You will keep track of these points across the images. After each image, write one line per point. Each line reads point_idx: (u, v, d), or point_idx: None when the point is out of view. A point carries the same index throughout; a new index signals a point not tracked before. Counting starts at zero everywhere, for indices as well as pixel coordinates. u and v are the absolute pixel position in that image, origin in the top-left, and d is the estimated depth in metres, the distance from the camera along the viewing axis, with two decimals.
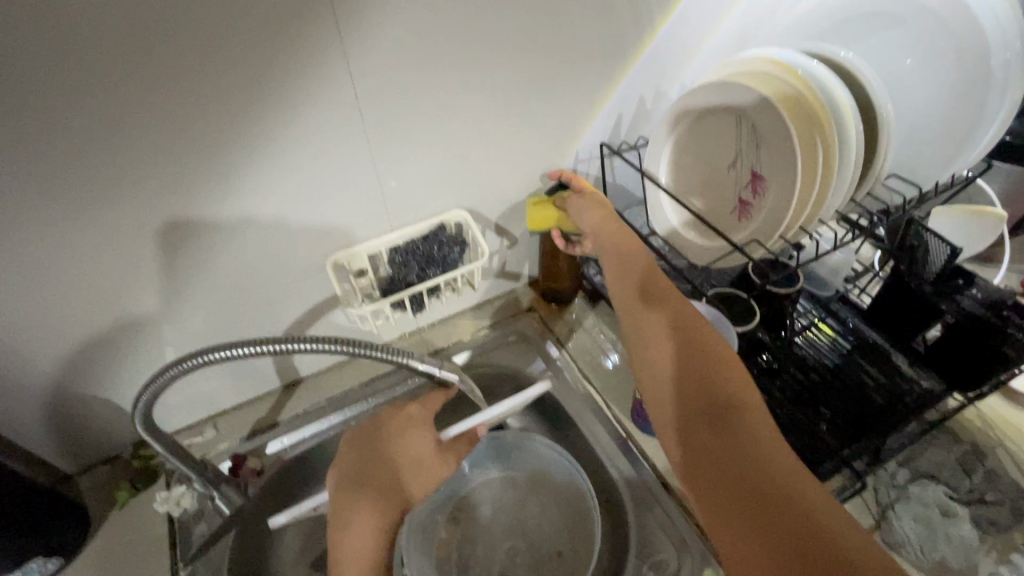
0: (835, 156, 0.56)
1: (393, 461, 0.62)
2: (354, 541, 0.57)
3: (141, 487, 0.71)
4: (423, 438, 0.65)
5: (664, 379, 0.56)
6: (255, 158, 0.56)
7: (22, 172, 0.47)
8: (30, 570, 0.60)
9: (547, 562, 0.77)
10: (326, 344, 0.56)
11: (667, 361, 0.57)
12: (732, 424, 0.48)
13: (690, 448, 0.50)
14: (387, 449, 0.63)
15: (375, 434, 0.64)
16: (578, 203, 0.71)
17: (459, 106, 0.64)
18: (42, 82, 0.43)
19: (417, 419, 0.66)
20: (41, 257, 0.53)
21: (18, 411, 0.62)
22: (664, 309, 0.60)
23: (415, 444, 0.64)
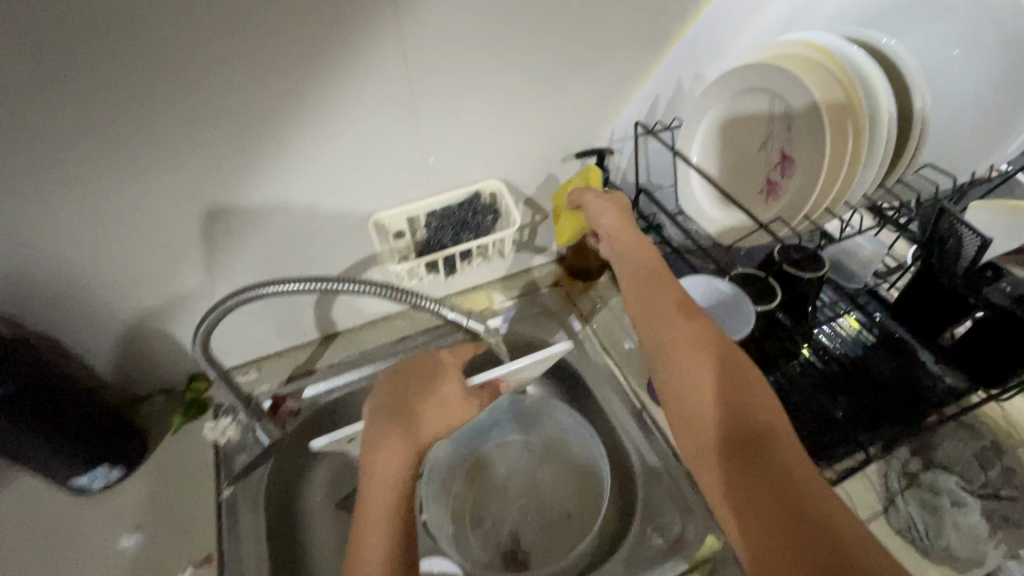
0: (864, 140, 0.56)
1: (422, 401, 0.66)
2: (382, 465, 0.59)
3: (191, 417, 0.77)
4: (451, 380, 0.69)
5: (695, 408, 0.54)
6: (312, 120, 0.62)
7: (110, 115, 0.53)
8: (98, 476, 0.69)
9: (557, 522, 0.80)
10: (371, 287, 0.61)
11: (697, 387, 0.55)
12: (772, 457, 0.48)
13: (726, 480, 0.49)
14: (416, 391, 0.67)
15: (406, 375, 0.68)
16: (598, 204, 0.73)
17: (501, 80, 0.67)
18: (134, 36, 0.49)
19: (448, 368, 0.70)
20: (122, 195, 0.59)
21: (90, 335, 0.70)
22: (695, 336, 0.59)
23: (444, 383, 0.68)
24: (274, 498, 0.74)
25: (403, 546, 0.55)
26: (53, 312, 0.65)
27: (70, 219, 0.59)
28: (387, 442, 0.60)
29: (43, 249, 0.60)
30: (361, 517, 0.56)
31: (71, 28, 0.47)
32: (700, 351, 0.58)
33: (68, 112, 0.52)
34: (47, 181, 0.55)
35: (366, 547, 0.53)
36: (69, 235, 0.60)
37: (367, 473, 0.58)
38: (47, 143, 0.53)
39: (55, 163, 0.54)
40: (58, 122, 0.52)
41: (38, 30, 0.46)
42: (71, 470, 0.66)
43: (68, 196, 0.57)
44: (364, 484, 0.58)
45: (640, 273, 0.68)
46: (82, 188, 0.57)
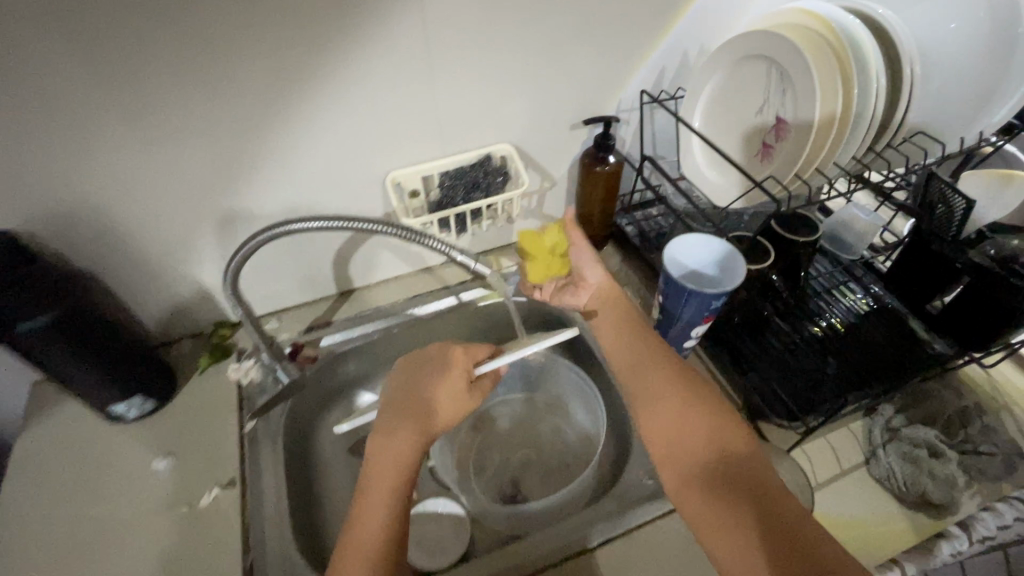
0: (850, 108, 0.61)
1: (428, 391, 0.68)
2: (390, 454, 0.63)
3: (217, 358, 0.83)
4: (458, 376, 0.69)
5: (675, 439, 0.60)
6: (337, 75, 0.67)
7: (157, 61, 0.59)
8: (133, 406, 0.74)
9: (556, 472, 0.85)
10: (380, 224, 0.63)
11: (672, 420, 0.61)
12: (742, 481, 0.54)
13: (705, 501, 0.55)
14: (425, 386, 0.68)
15: (417, 366, 0.71)
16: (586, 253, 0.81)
17: (514, 45, 0.72)
18: None
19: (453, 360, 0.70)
20: (163, 138, 0.65)
21: (128, 275, 0.76)
22: (669, 375, 0.66)
23: (452, 379, 0.68)
24: (292, 434, 0.79)
25: (402, 527, 0.59)
26: (98, 249, 0.71)
27: (117, 160, 0.65)
28: (399, 438, 0.64)
29: (91, 186, 0.66)
30: (365, 501, 0.61)
31: None
32: (681, 387, 0.64)
33: (120, 57, 0.57)
34: (97, 121, 0.61)
35: (367, 527, 0.58)
36: (115, 175, 0.66)
37: (374, 460, 0.63)
38: (101, 85, 0.58)
39: (107, 106, 0.60)
40: (109, 65, 0.57)
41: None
42: (110, 397, 0.72)
43: (115, 137, 0.63)
44: (371, 469, 0.63)
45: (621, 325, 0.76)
46: (128, 130, 0.63)
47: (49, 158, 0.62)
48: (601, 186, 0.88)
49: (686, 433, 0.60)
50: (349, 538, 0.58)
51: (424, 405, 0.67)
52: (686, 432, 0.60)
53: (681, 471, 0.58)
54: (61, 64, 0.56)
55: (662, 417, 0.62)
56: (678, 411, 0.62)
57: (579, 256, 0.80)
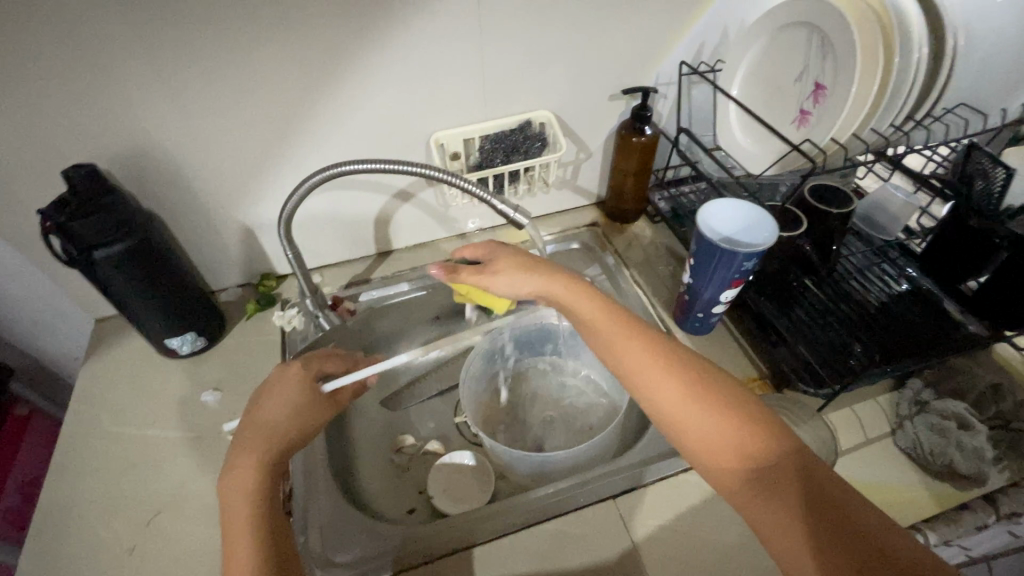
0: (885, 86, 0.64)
1: (271, 409, 0.64)
2: (237, 479, 0.57)
3: (264, 305, 0.88)
4: (283, 392, 0.66)
5: (702, 446, 0.54)
6: (392, 33, 0.70)
7: (225, 17, 0.63)
8: (186, 342, 0.80)
9: (579, 433, 0.87)
10: (419, 167, 0.66)
11: (693, 425, 0.55)
12: (785, 481, 0.50)
13: (752, 510, 0.50)
14: (257, 408, 0.65)
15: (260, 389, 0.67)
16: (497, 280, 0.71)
17: (557, 13, 0.74)
18: None
19: (281, 377, 0.68)
20: (229, 88, 0.69)
21: (186, 222, 0.81)
22: (675, 369, 0.58)
23: (276, 400, 0.65)
24: None
25: (281, 552, 0.54)
26: (161, 195, 0.77)
27: (183, 110, 0.70)
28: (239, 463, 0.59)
29: (164, 131, 0.71)
30: (231, 538, 0.54)
31: None
32: (696, 397, 0.56)
33: (191, 12, 0.62)
34: (170, 73, 0.66)
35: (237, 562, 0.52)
36: (180, 125, 0.71)
37: (225, 497, 0.57)
38: (174, 39, 0.63)
39: (176, 59, 0.65)
40: (182, 19, 0.62)
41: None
42: (166, 332, 0.77)
43: (189, 84, 0.68)
44: (223, 508, 0.56)
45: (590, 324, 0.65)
46: (201, 78, 0.67)
47: (124, 105, 0.67)
48: (635, 158, 0.90)
49: (715, 446, 0.53)
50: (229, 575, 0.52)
51: (271, 425, 0.63)
52: (717, 443, 0.53)
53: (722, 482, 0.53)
54: (147, 10, 0.60)
55: (682, 425, 0.55)
56: (700, 427, 0.55)
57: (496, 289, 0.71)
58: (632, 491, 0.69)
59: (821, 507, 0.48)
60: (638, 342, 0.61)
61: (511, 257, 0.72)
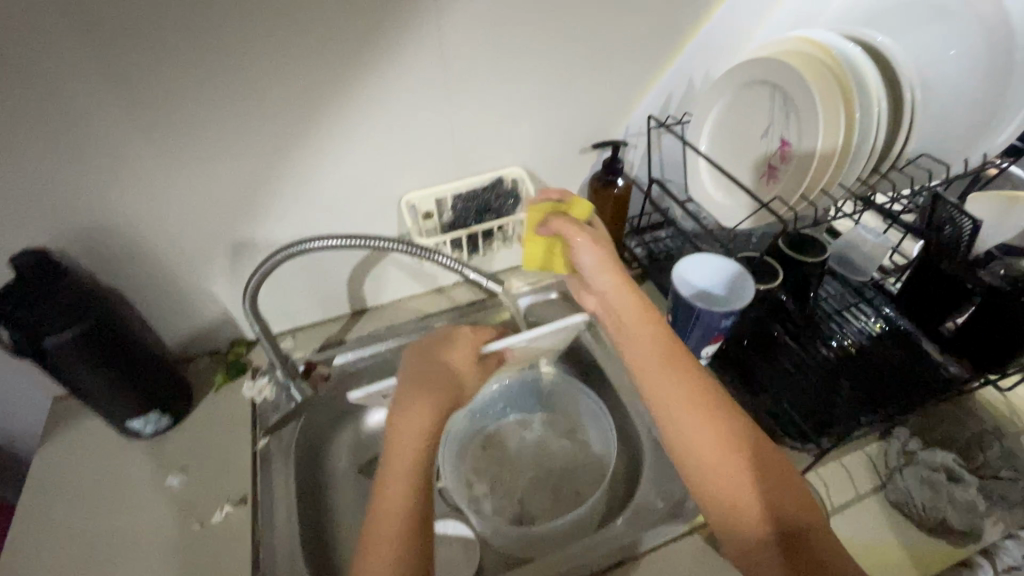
0: (851, 139, 0.63)
1: (437, 372, 0.69)
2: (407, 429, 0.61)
3: (233, 375, 0.85)
4: (463, 351, 0.74)
5: (721, 482, 0.55)
6: (361, 101, 0.70)
7: (183, 93, 0.62)
8: (149, 422, 0.75)
9: (567, 494, 0.83)
10: (395, 243, 0.65)
11: (717, 462, 0.56)
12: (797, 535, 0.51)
13: (756, 553, 0.52)
14: (439, 357, 0.72)
15: (425, 351, 0.72)
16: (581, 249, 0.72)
17: (523, 72, 0.74)
18: (205, 23, 0.58)
19: (458, 342, 0.75)
20: (193, 160, 0.68)
21: (149, 294, 0.78)
22: (716, 406, 0.59)
23: (458, 354, 0.73)
24: (306, 447, 0.81)
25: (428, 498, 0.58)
26: (120, 270, 0.74)
27: (141, 183, 0.68)
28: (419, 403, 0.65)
29: (125, 203, 0.69)
30: (393, 464, 0.59)
31: (157, 19, 0.56)
32: (727, 436, 0.57)
33: (146, 90, 0.61)
34: (126, 149, 0.64)
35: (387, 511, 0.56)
36: (139, 199, 0.69)
37: (398, 426, 0.62)
38: (130, 117, 0.62)
39: (133, 134, 0.63)
40: (138, 97, 0.61)
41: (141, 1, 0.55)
42: (127, 413, 0.73)
43: (150, 155, 0.66)
44: (394, 435, 0.61)
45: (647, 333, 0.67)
46: (163, 151, 0.66)
47: (80, 183, 0.65)
48: (609, 208, 0.89)
49: (739, 492, 0.54)
50: (378, 513, 0.55)
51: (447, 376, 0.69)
52: (744, 492, 0.54)
53: (735, 520, 0.54)
54: (106, 86, 0.59)
55: (708, 458, 0.56)
56: (732, 471, 0.55)
57: (578, 254, 0.72)
58: (622, 564, 0.66)
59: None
60: (682, 371, 0.62)
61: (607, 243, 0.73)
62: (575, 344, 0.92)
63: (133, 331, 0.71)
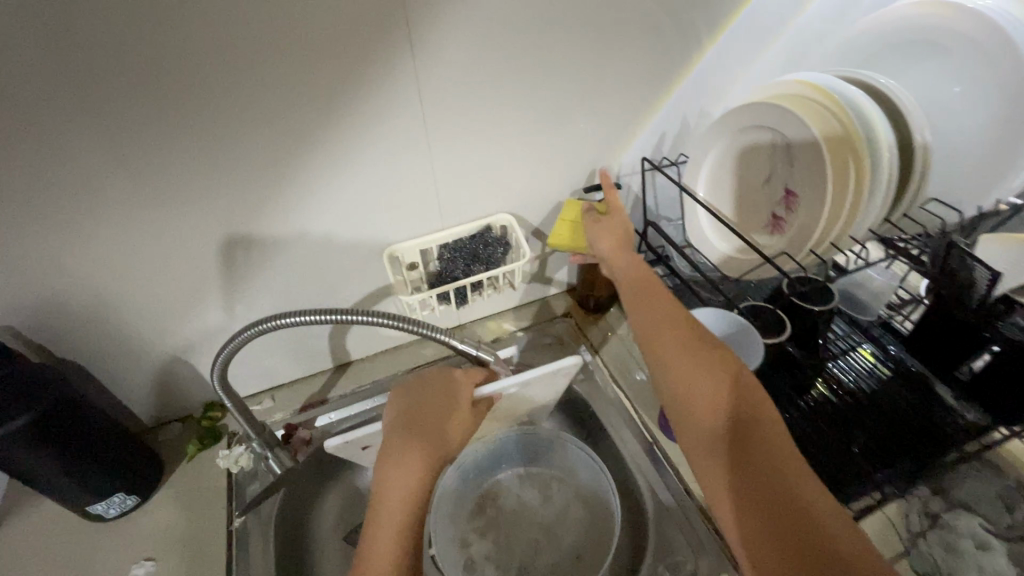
0: (861, 139, 0.58)
1: (431, 411, 0.69)
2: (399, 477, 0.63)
3: (207, 443, 0.79)
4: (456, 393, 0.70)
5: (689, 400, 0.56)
6: (334, 155, 0.65)
7: (135, 163, 0.56)
8: (113, 504, 0.70)
9: (568, 562, 0.78)
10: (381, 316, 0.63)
11: (687, 380, 0.57)
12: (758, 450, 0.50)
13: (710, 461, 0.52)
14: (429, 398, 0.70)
15: (419, 388, 0.71)
16: (595, 228, 0.73)
17: (510, 118, 0.70)
18: (153, 88, 0.52)
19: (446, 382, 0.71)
20: (153, 230, 0.62)
21: (113, 366, 0.72)
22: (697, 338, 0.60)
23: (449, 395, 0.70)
24: (284, 524, 0.73)
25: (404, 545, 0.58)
26: (79, 345, 0.68)
27: (96, 257, 0.62)
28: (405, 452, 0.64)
29: (75, 283, 0.63)
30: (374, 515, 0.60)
31: (99, 88, 0.50)
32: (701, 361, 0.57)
33: (93, 162, 0.55)
34: (75, 224, 0.58)
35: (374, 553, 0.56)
36: (93, 273, 0.63)
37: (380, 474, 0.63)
38: (76, 191, 0.56)
39: (82, 209, 0.58)
40: (85, 171, 0.55)
41: (72, 78, 0.49)
42: (88, 499, 0.67)
43: (98, 232, 0.60)
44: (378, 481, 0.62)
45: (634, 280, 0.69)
46: (118, 223, 0.60)
47: (24, 262, 0.59)
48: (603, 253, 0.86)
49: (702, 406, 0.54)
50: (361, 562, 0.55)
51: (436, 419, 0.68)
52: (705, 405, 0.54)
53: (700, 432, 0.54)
54: (37, 168, 0.53)
55: (678, 377, 0.57)
56: (699, 382, 0.56)
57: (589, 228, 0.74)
58: None
59: (783, 488, 0.47)
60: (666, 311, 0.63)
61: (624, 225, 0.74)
62: (572, 393, 0.88)
63: (94, 410, 0.66)
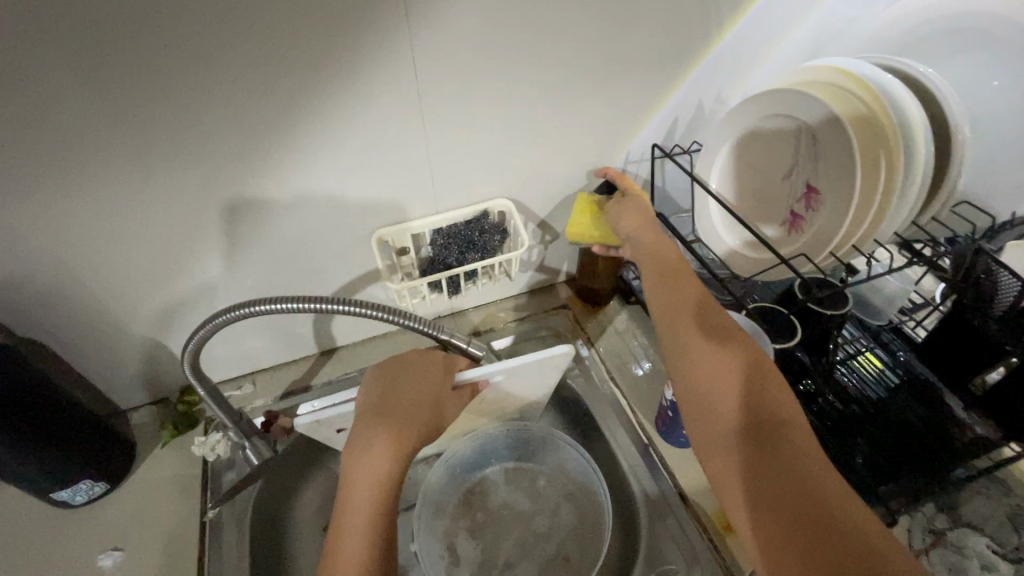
0: (890, 120, 0.53)
1: (409, 394, 0.63)
2: (367, 468, 0.58)
3: (183, 429, 0.76)
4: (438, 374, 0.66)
5: (709, 394, 0.54)
6: (322, 128, 0.59)
7: (97, 132, 0.51)
8: (79, 491, 0.67)
9: (556, 563, 0.76)
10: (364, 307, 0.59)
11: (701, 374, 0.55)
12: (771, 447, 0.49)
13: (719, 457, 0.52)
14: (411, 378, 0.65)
15: (396, 371, 0.66)
16: (617, 207, 0.70)
17: (514, 96, 0.65)
18: (115, 49, 0.46)
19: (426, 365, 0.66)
20: (120, 207, 0.57)
21: (81, 348, 0.68)
22: (715, 330, 0.58)
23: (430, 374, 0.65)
24: (262, 520, 0.71)
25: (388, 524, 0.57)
26: (41, 326, 0.64)
27: (56, 235, 0.57)
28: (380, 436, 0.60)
29: (32, 263, 0.58)
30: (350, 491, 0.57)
31: (52, 46, 0.45)
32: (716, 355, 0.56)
33: (47, 129, 0.49)
34: (31, 198, 0.53)
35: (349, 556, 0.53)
36: (56, 252, 0.58)
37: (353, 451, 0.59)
38: (31, 161, 0.51)
39: (43, 180, 0.52)
40: (40, 139, 0.50)
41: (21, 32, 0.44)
42: (51, 486, 0.64)
43: (58, 207, 0.55)
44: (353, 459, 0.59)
45: (654, 262, 0.65)
46: (81, 198, 0.55)
47: None
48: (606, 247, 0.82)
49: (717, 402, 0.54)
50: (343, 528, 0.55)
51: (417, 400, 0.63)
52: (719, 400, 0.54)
53: (715, 428, 0.53)
54: None
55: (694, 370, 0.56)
56: (718, 381, 0.54)
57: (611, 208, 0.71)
58: None
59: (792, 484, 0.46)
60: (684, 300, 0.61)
61: (645, 205, 0.70)
62: (566, 388, 0.85)
63: (60, 395, 0.62)
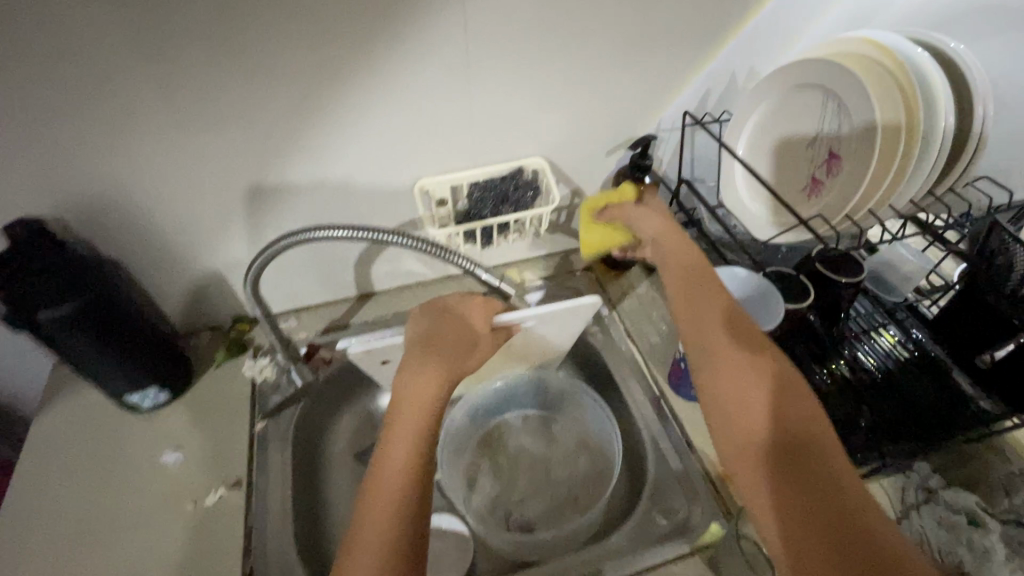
0: (912, 86, 0.56)
1: (453, 331, 0.69)
2: (415, 386, 0.62)
3: (235, 352, 0.84)
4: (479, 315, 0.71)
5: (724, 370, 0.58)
6: (378, 77, 0.64)
7: (183, 64, 0.57)
8: (148, 396, 0.75)
9: (565, 500, 0.81)
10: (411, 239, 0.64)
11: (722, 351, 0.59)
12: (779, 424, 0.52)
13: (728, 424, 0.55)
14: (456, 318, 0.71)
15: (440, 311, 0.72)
16: (638, 210, 0.75)
17: (557, 56, 0.69)
18: None
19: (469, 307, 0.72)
20: (195, 137, 0.63)
21: (150, 269, 0.75)
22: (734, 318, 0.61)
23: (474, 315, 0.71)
24: (302, 437, 0.78)
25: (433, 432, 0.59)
26: (120, 245, 0.71)
27: (139, 159, 0.63)
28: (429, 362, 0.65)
29: (118, 183, 0.65)
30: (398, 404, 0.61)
31: None
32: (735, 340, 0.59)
33: (142, 59, 0.56)
34: (122, 122, 0.60)
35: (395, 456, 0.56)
36: (138, 175, 0.65)
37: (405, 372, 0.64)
38: (126, 88, 0.57)
39: (134, 107, 0.59)
40: (135, 68, 0.56)
41: None
42: (125, 388, 0.72)
43: (143, 134, 0.61)
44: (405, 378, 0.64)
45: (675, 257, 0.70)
46: (163, 127, 0.61)
47: (72, 155, 0.61)
48: None
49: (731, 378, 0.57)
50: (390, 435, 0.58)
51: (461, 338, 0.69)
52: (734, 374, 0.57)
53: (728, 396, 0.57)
54: (91, 60, 0.54)
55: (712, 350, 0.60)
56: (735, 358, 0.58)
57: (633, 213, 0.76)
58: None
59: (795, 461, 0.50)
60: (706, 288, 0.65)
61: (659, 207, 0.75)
62: (585, 343, 0.89)
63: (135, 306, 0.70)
